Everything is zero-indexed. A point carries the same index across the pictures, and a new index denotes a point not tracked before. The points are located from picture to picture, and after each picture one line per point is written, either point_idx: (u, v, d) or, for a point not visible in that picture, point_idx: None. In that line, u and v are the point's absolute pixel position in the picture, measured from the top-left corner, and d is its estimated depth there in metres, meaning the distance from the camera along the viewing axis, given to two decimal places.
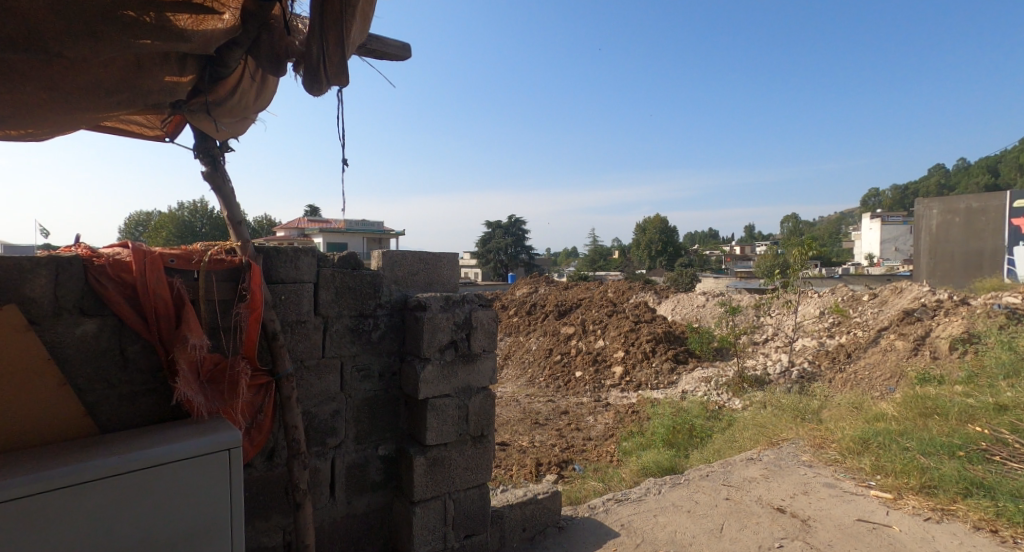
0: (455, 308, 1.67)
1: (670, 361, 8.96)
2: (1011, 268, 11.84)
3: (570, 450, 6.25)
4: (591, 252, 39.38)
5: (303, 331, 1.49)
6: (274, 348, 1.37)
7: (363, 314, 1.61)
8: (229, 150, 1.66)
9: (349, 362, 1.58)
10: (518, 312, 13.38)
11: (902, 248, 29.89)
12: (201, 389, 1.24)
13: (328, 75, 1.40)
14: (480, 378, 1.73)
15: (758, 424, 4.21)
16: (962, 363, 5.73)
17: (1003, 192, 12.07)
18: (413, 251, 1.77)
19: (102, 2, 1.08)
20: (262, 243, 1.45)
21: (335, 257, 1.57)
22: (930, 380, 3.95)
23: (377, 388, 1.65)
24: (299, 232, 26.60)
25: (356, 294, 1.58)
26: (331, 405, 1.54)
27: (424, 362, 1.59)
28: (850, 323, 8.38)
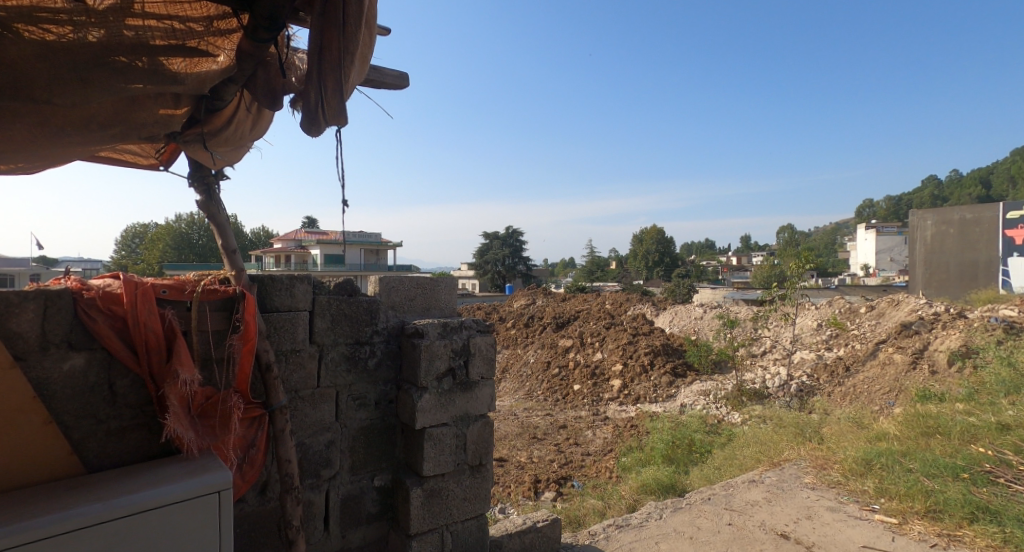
0: (453, 334, 1.65)
1: (669, 375, 8.92)
2: (1005, 279, 11.94)
3: (568, 465, 6.21)
4: (589, 263, 39.41)
5: (298, 360, 1.46)
6: (268, 380, 1.35)
7: (359, 341, 1.59)
8: (223, 178, 1.64)
9: (344, 391, 1.56)
10: (517, 324, 13.34)
11: (897, 258, 29.99)
12: (191, 424, 1.21)
13: (326, 118, 1.38)
14: (479, 405, 1.70)
15: (760, 441, 4.17)
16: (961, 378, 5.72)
17: (996, 205, 12.31)
18: (410, 276, 1.75)
19: (93, 49, 1.09)
20: (256, 271, 1.44)
21: (331, 284, 1.55)
22: (931, 397, 3.93)
23: (374, 417, 1.62)
24: (297, 244, 26.75)
25: (352, 321, 1.56)
26: (325, 435, 1.51)
27: (421, 390, 1.57)
28: (847, 336, 8.37)
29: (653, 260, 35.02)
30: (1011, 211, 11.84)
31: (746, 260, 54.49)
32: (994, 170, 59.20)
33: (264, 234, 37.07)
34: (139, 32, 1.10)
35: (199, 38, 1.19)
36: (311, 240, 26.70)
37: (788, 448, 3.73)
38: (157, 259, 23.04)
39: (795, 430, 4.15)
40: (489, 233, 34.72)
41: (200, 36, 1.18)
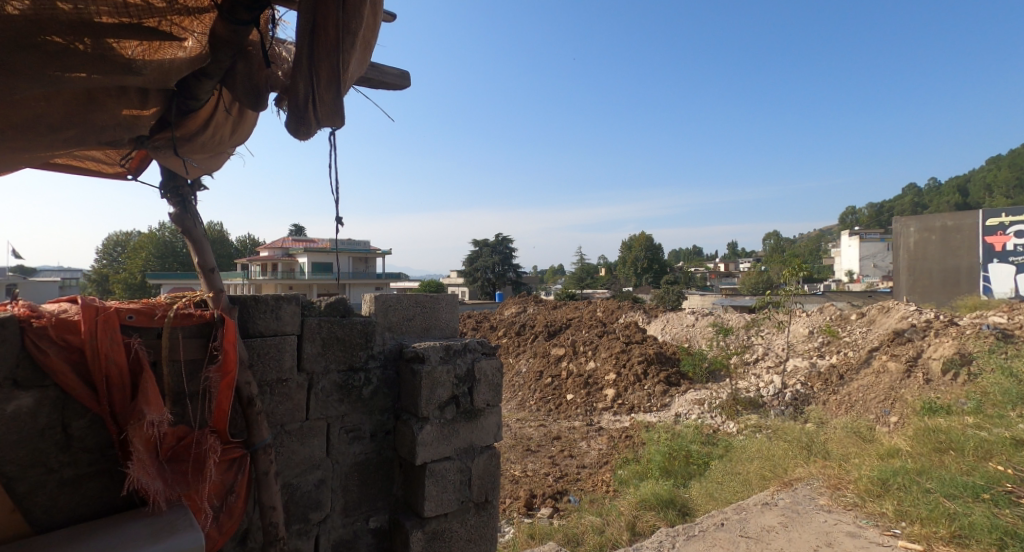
0: (456, 358, 1.54)
1: (662, 384, 8.81)
2: (987, 285, 12.16)
3: (564, 479, 6.09)
4: (578, 270, 39.36)
5: (285, 391, 1.34)
6: (250, 417, 1.23)
7: (353, 368, 1.46)
8: (201, 188, 1.54)
9: (336, 423, 1.43)
10: (508, 333, 13.23)
11: (881, 264, 30.23)
12: (159, 472, 1.08)
13: (318, 116, 1.25)
14: (483, 436, 1.59)
15: (763, 456, 4.06)
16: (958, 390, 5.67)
17: (976, 212, 12.49)
18: (408, 295, 1.68)
19: (25, 27, 0.95)
20: (238, 292, 1.32)
21: (321, 304, 1.44)
22: (937, 411, 3.85)
23: (369, 450, 1.50)
24: (284, 253, 26.54)
25: (345, 345, 1.44)
26: (315, 473, 1.39)
27: (422, 422, 1.45)
28: (839, 343, 8.32)
29: (642, 267, 35.09)
30: (991, 219, 12.10)
31: (733, 267, 54.81)
32: (973, 177, 60.16)
33: (250, 242, 36.80)
34: (78, 6, 0.94)
35: (159, 16, 1.04)
36: (299, 249, 26.48)
37: (795, 464, 3.61)
38: (140, 268, 22.75)
39: (799, 444, 4.04)
40: (478, 240, 34.62)
41: (161, 14, 1.04)
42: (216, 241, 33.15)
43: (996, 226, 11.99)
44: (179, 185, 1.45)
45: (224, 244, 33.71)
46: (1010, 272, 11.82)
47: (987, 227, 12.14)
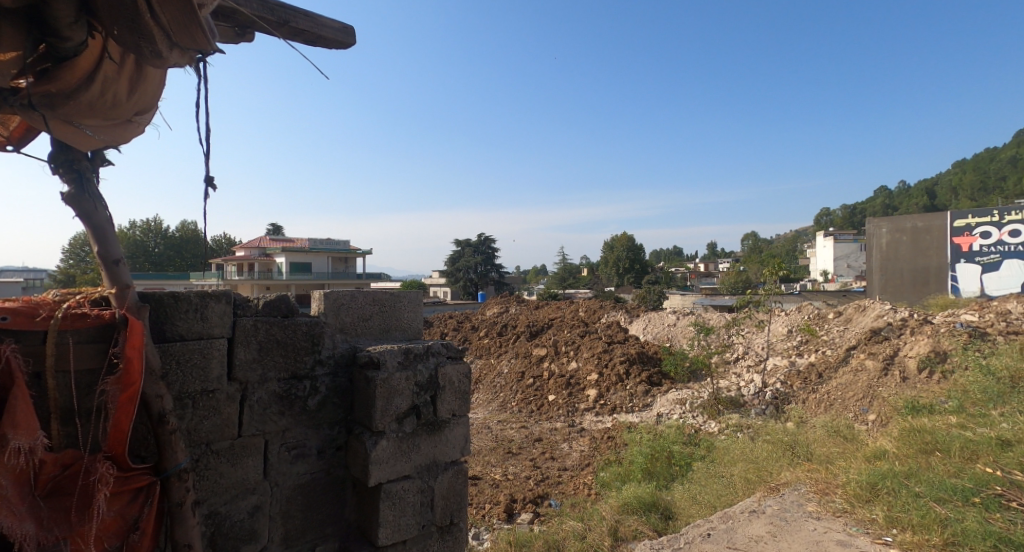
0: (416, 365, 1.51)
1: (644, 384, 8.75)
2: (954, 284, 12.41)
3: (544, 482, 6.00)
4: (560, 270, 39.38)
5: (213, 405, 1.31)
6: (163, 439, 1.18)
7: (297, 376, 1.45)
8: (105, 163, 1.36)
9: (277, 439, 1.42)
10: (489, 333, 13.11)
11: (854, 264, 30.74)
12: (31, 510, 1.03)
13: (158, 21, 1.06)
14: (446, 450, 1.58)
15: (746, 459, 3.99)
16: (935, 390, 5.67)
17: (944, 213, 12.67)
18: (363, 292, 1.64)
19: None
20: (152, 289, 1.27)
21: (258, 305, 1.42)
22: (920, 411, 3.81)
23: (315, 467, 1.49)
24: (262, 254, 26.14)
25: (285, 349, 1.43)
26: (250, 498, 1.36)
27: (378, 437, 1.43)
28: (818, 342, 8.34)
29: (623, 267, 35.22)
30: (959, 220, 12.33)
31: (713, 267, 55.39)
32: (943, 179, 61.54)
33: (226, 241, 36.14)
34: None
35: None
36: (277, 249, 26.05)
37: (780, 468, 3.54)
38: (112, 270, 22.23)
39: (782, 446, 3.98)
40: (459, 240, 34.45)
41: None
42: (191, 240, 32.49)
43: (963, 227, 12.23)
44: (75, 158, 1.26)
45: (200, 244, 33.06)
46: (975, 272, 12.07)
47: (955, 228, 12.35)
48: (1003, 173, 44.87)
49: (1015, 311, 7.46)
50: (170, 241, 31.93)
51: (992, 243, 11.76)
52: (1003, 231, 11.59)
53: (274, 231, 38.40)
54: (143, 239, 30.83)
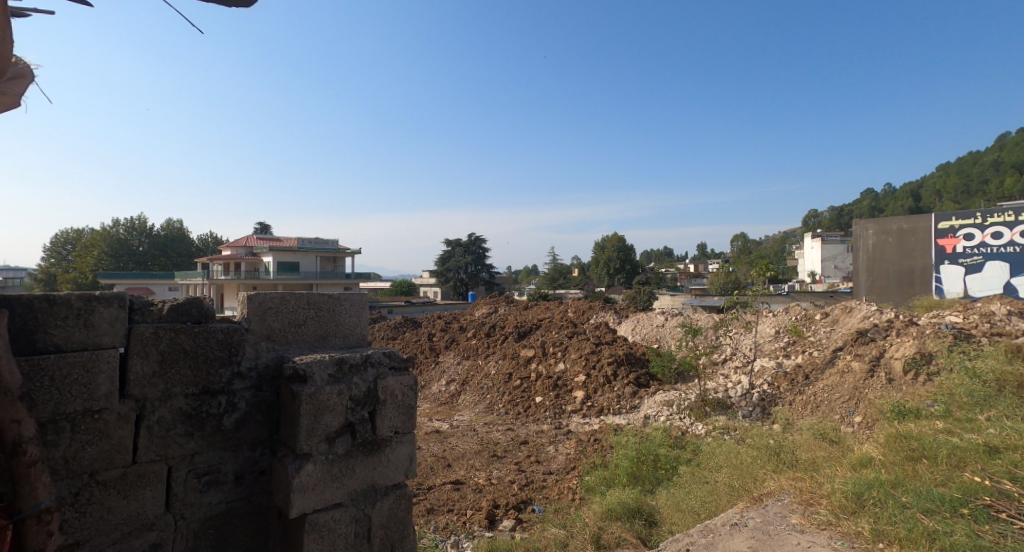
0: (348, 381, 1.62)
1: (632, 385, 8.67)
2: (938, 285, 12.46)
3: (528, 487, 5.92)
4: (551, 270, 39.31)
5: (98, 427, 1.37)
6: (21, 476, 1.20)
7: (208, 392, 1.55)
8: None
9: (183, 464, 1.52)
10: (477, 334, 12.99)
11: (842, 266, 30.94)
12: None
13: None
14: (384, 472, 1.71)
15: (731, 464, 3.91)
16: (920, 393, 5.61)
17: (929, 215, 12.72)
18: (291, 295, 1.72)
19: None
20: (39, 295, 1.32)
21: (158, 311, 1.48)
22: (907, 415, 3.75)
23: (230, 493, 1.61)
24: (249, 253, 25.91)
25: (194, 361, 1.51)
26: (150, 532, 1.46)
27: (303, 459, 1.53)
28: (805, 343, 8.29)
29: (614, 267, 35.24)
30: (943, 222, 12.38)
31: (703, 268, 55.62)
32: (928, 182, 62.19)
33: (213, 240, 35.71)
34: None
35: None
36: (265, 248, 25.76)
37: (766, 476, 3.45)
38: None
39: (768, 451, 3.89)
40: (450, 240, 34.32)
41: None
42: (177, 238, 32.08)
43: (947, 229, 12.33)
44: None
45: (186, 243, 32.65)
46: (960, 274, 12.13)
47: (940, 229, 12.41)
48: (987, 176, 45.46)
49: (1000, 312, 7.44)
50: (155, 238, 31.52)
51: (975, 245, 11.86)
52: (986, 233, 11.65)
53: (261, 230, 38.03)
54: (127, 238, 30.41)
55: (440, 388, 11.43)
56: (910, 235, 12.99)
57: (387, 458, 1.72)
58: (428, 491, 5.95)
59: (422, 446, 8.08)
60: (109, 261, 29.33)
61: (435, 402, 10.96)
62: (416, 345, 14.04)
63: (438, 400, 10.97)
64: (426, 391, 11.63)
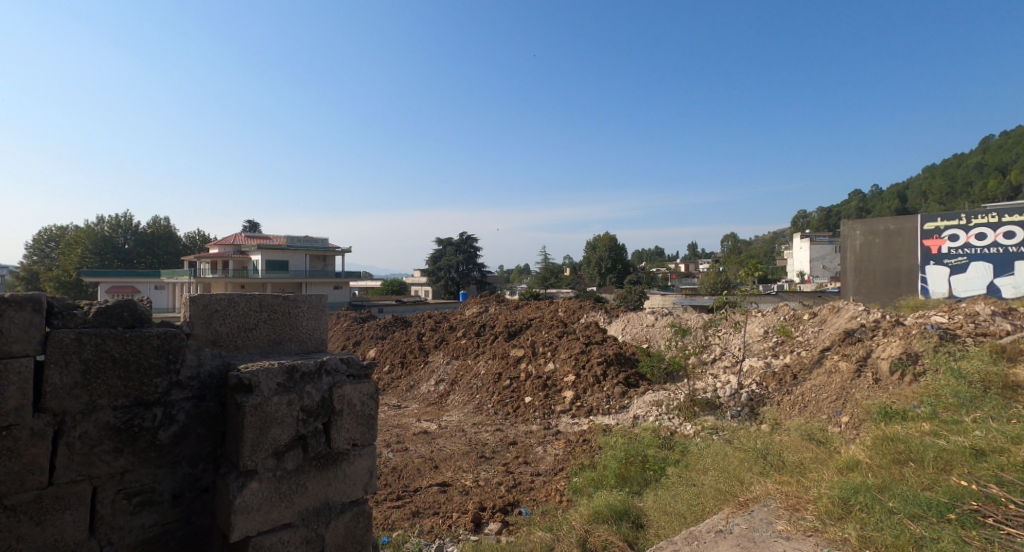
0: (293, 394, 1.76)
1: (621, 385, 8.64)
2: (924, 285, 12.54)
3: (516, 489, 5.88)
4: (543, 269, 39.26)
5: (12, 442, 1.49)
6: None
7: (141, 404, 1.70)
8: None
9: (112, 483, 1.66)
10: (467, 333, 12.92)
11: (830, 266, 31.13)
12: None
13: None
14: (339, 488, 1.87)
15: (718, 467, 3.90)
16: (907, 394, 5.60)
17: (915, 216, 12.81)
18: (236, 298, 1.88)
19: None
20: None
21: (83, 316, 1.62)
22: (894, 417, 3.73)
23: (165, 510, 1.77)
24: (237, 251, 25.67)
25: (129, 372, 1.66)
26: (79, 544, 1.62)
27: (251, 477, 1.68)
28: (793, 343, 8.27)
29: (606, 266, 35.28)
30: (929, 223, 12.46)
31: (694, 267, 55.80)
32: (916, 183, 62.78)
33: (200, 238, 35.32)
34: None
35: None
36: (253, 246, 25.48)
37: (753, 479, 3.43)
38: None
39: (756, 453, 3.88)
40: (441, 239, 34.19)
41: None
42: (163, 236, 31.69)
43: (932, 230, 12.40)
44: None
45: (173, 240, 32.26)
46: (945, 274, 12.24)
47: (926, 230, 12.49)
48: (971, 178, 46.02)
49: (984, 312, 7.48)
50: (141, 236, 31.17)
51: (959, 246, 12.00)
52: (970, 234, 11.81)
53: (250, 227, 37.66)
54: (112, 235, 30.04)
55: (430, 388, 11.37)
56: (897, 236, 13.09)
57: (345, 470, 1.89)
58: (414, 493, 5.94)
59: (410, 447, 8.03)
60: (94, 258, 28.92)
61: (424, 402, 10.89)
62: (405, 344, 13.95)
63: (427, 401, 10.91)
64: (416, 391, 11.56)
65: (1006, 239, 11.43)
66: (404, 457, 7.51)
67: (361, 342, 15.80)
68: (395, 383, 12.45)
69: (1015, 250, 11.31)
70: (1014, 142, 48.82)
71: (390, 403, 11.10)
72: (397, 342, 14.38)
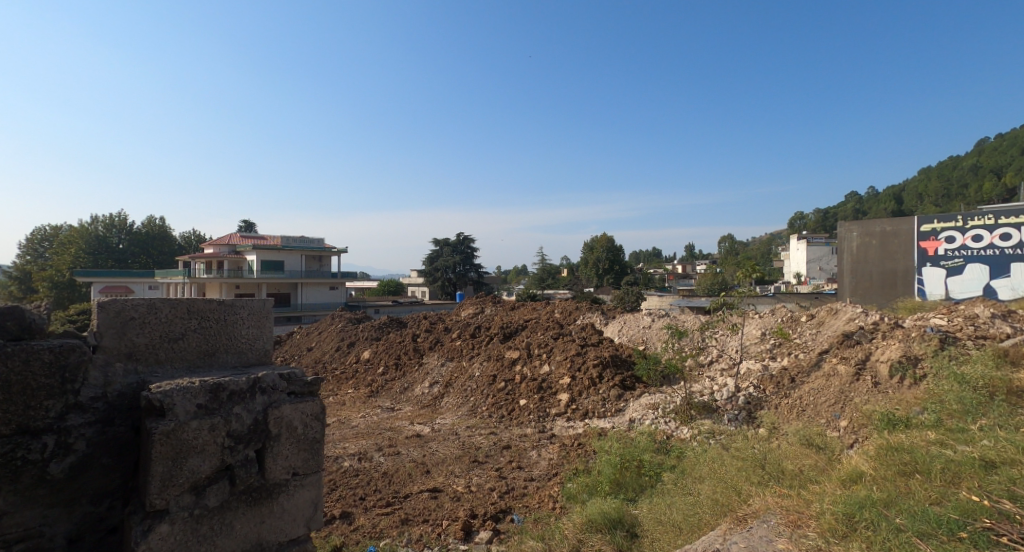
0: (213, 419, 1.73)
1: (617, 388, 8.51)
2: (921, 287, 12.45)
3: (508, 495, 5.78)
4: (540, 270, 39.17)
5: None
6: None
7: (29, 434, 1.60)
8: None
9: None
10: (462, 335, 12.79)
11: (826, 267, 31.11)
12: None
13: None
14: (270, 524, 1.86)
15: (714, 475, 3.79)
16: (907, 399, 5.48)
17: (912, 217, 12.70)
18: (150, 308, 1.84)
19: None
20: None
21: None
22: (897, 425, 3.62)
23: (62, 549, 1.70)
24: (232, 251, 25.59)
25: (21, 394, 1.58)
26: None
27: (166, 517, 1.64)
28: (791, 345, 8.14)
29: (603, 267, 35.21)
30: (926, 224, 12.35)
31: (691, 268, 55.78)
32: (912, 184, 62.95)
33: (195, 238, 35.12)
34: None
35: None
36: (248, 246, 25.30)
37: (751, 492, 3.30)
38: None
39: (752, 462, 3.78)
40: (438, 240, 34.07)
41: None
42: (157, 235, 31.50)
43: (929, 232, 12.31)
44: None
45: (167, 240, 32.07)
46: (942, 276, 12.16)
47: (923, 232, 12.39)
48: (966, 180, 46.13)
49: (983, 315, 7.38)
50: (136, 235, 31.06)
51: (955, 248, 11.92)
52: (967, 236, 11.74)
53: (245, 227, 37.46)
54: (106, 235, 29.94)
55: (423, 390, 11.23)
56: (894, 237, 12.98)
57: (280, 502, 1.89)
58: (405, 499, 5.88)
59: (402, 451, 7.91)
60: (87, 258, 28.72)
61: (418, 405, 10.76)
62: (399, 346, 13.81)
63: (421, 403, 10.78)
64: (409, 393, 11.43)
65: (1003, 241, 11.37)
66: (395, 462, 7.39)
67: (356, 343, 15.65)
68: (389, 385, 12.31)
69: (1011, 252, 11.24)
70: (1010, 144, 49.00)
71: (384, 406, 10.97)
72: (391, 343, 14.24)
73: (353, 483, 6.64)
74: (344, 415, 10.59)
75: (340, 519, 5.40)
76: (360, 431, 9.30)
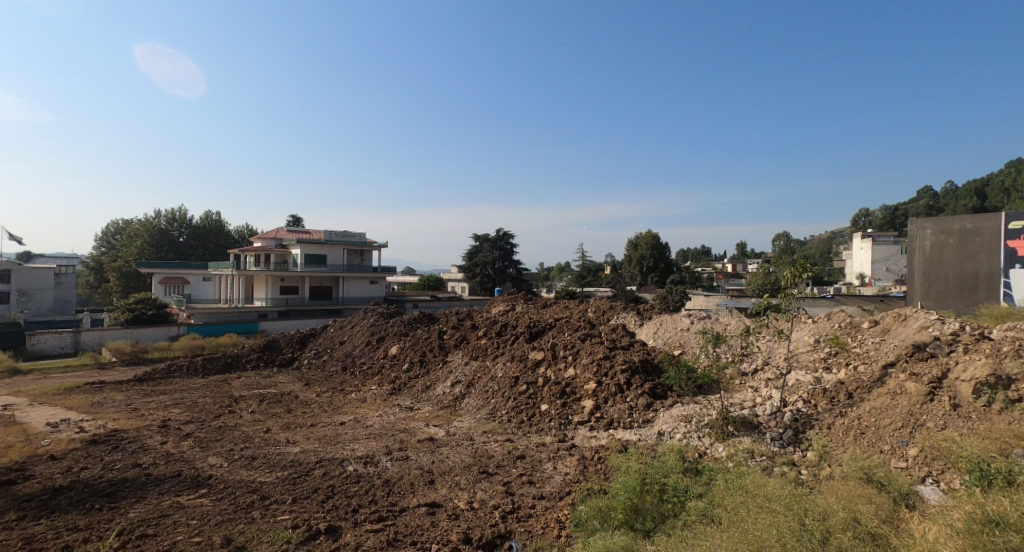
0: None
1: (645, 396, 7.71)
2: (1008, 292, 10.93)
3: (513, 516, 5.21)
4: (583, 268, 38.30)
5: None
6: None
7: None
8: None
9: None
10: (488, 333, 12.20)
11: (893, 268, 28.86)
12: None
13: None
14: None
15: (743, 543, 3.02)
16: (1000, 443, 4.52)
17: (999, 213, 11.20)
18: None
19: None
20: None
21: None
22: (1001, 502, 2.85)
23: None
24: (277, 242, 25.92)
25: None
26: None
27: None
28: (849, 354, 7.03)
29: (647, 265, 34.04)
30: (1014, 221, 10.80)
31: (742, 268, 53.40)
32: (994, 180, 58.13)
33: (248, 231, 36.16)
34: None
35: None
36: (292, 239, 25.49)
37: None
38: (124, 302, 21.99)
39: (788, 526, 3.05)
40: (478, 236, 33.63)
41: None
42: (214, 229, 32.60)
43: (1019, 229, 10.75)
44: None
45: (223, 234, 33.17)
46: None
47: (1011, 229, 10.87)
48: None
49: None
50: (194, 230, 31.92)
51: None
52: None
53: (293, 222, 38.33)
54: (168, 229, 30.77)
55: (444, 390, 10.71)
56: (976, 236, 11.53)
57: None
58: (399, 514, 5.47)
59: (410, 456, 7.42)
60: (151, 251, 30.04)
61: (437, 405, 10.25)
62: (425, 343, 13.39)
63: (440, 403, 10.26)
64: (430, 393, 10.95)
65: None
66: (400, 469, 6.91)
67: (385, 338, 15.31)
68: (411, 382, 11.92)
69: None
70: None
71: (403, 405, 10.53)
72: (418, 340, 13.83)
73: (352, 491, 6.23)
74: (362, 414, 10.26)
75: (325, 534, 5.12)
76: (373, 432, 8.90)
